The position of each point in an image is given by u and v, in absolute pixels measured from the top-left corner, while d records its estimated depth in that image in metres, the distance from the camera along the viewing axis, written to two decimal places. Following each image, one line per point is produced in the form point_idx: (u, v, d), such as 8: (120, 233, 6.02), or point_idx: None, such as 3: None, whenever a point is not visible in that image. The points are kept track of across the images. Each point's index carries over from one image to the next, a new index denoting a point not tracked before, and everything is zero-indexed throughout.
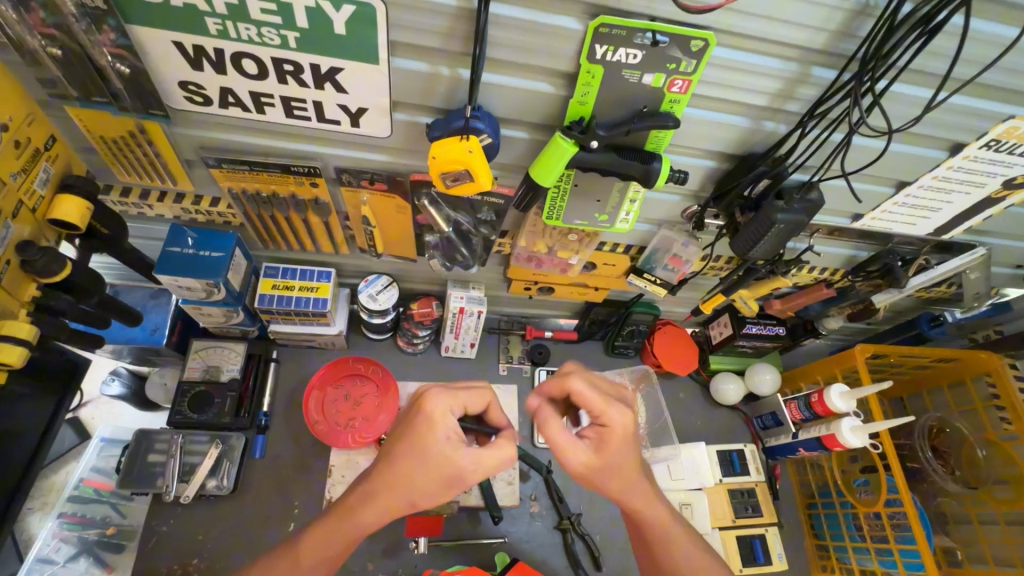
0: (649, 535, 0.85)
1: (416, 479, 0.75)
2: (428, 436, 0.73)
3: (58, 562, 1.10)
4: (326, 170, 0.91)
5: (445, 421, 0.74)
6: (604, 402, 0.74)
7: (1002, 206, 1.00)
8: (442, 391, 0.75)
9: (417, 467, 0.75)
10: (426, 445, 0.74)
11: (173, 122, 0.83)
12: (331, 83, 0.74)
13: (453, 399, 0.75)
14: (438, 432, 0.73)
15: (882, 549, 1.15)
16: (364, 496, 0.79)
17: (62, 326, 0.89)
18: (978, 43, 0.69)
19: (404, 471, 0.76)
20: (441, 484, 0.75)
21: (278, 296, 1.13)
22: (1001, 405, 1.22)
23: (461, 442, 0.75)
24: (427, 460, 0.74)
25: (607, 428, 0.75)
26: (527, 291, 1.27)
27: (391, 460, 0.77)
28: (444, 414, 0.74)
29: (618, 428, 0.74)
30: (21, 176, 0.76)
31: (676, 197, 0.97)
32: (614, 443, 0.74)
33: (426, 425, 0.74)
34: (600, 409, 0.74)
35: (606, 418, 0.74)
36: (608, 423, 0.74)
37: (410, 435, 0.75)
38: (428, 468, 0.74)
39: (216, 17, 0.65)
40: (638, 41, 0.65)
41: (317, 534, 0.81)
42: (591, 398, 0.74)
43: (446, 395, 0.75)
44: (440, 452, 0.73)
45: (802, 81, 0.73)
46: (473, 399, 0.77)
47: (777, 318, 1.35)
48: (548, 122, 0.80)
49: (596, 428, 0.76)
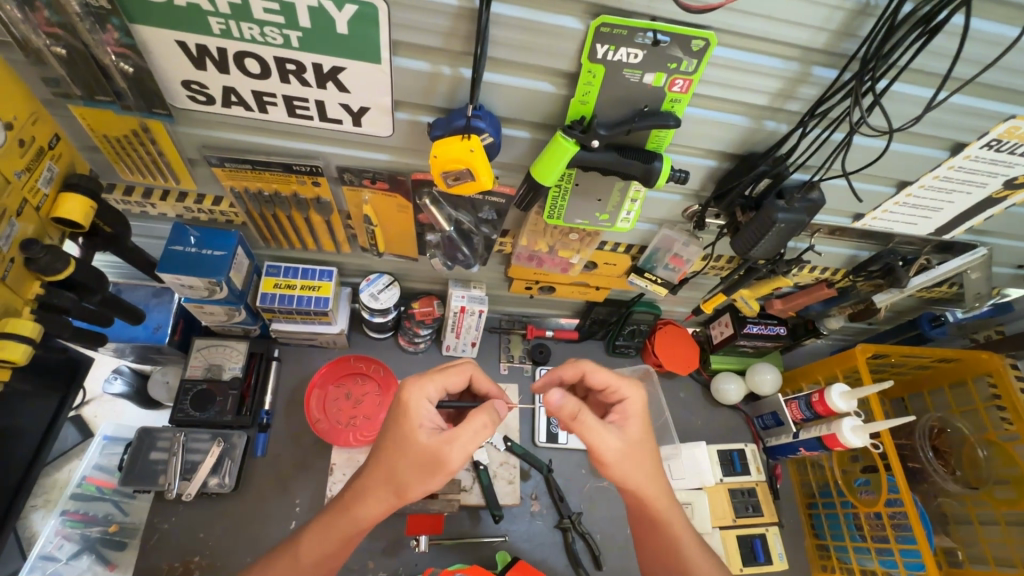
0: (669, 541, 0.87)
1: (402, 474, 0.76)
2: (403, 425, 0.76)
3: (60, 560, 1.10)
4: (328, 169, 0.92)
5: (417, 408, 0.77)
6: (620, 379, 0.86)
7: (1003, 206, 1.00)
8: (414, 381, 0.79)
9: (401, 464, 0.76)
10: (404, 438, 0.76)
11: (177, 121, 0.83)
12: (333, 82, 0.74)
13: (423, 384, 0.79)
14: (413, 420, 0.76)
15: (882, 549, 1.16)
16: (357, 493, 0.80)
17: (65, 325, 0.89)
18: (978, 43, 0.69)
19: (390, 468, 0.77)
20: (425, 472, 0.75)
21: (280, 295, 1.13)
22: (1003, 405, 1.22)
23: (435, 428, 0.77)
24: (408, 452, 0.76)
25: (626, 401, 0.85)
26: (528, 291, 1.27)
27: (377, 460, 0.79)
28: (417, 402, 0.77)
29: (637, 400, 0.84)
30: (26, 174, 0.77)
31: (676, 196, 0.97)
32: (635, 416, 0.83)
33: (401, 417, 0.77)
34: (617, 383, 0.85)
35: (624, 393, 0.85)
36: (626, 398, 0.85)
37: (390, 430, 0.78)
38: (410, 461, 0.76)
39: (219, 16, 0.66)
40: (638, 41, 0.66)
41: (317, 531, 0.82)
42: (607, 376, 0.86)
43: (418, 383, 0.79)
44: (417, 440, 0.75)
45: (802, 80, 0.73)
46: (446, 380, 0.81)
47: (778, 317, 1.35)
48: (549, 121, 0.80)
49: (615, 409, 0.85)
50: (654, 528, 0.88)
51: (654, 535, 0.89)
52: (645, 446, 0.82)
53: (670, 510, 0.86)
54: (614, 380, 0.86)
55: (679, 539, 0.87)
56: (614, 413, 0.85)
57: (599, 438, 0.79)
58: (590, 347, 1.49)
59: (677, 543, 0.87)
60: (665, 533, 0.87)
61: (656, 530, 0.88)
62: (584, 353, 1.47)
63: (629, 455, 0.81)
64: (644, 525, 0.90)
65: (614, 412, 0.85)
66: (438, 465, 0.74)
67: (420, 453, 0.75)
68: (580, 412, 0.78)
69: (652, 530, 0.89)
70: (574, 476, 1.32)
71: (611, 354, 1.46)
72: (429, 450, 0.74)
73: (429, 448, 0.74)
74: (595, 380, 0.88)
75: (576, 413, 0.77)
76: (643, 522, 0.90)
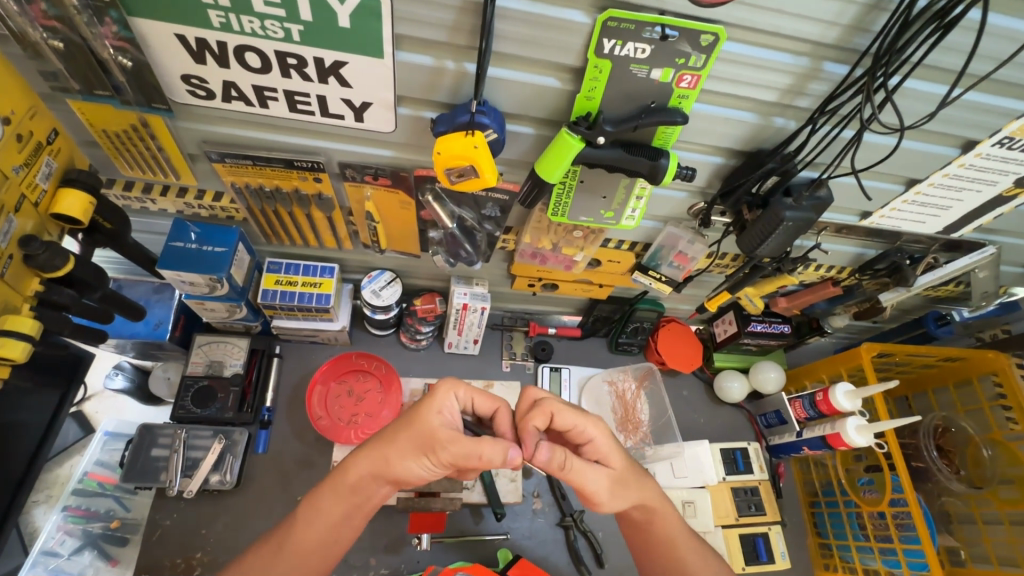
0: (662, 538, 0.89)
1: (398, 442, 0.78)
2: (424, 403, 0.77)
3: (62, 555, 1.11)
4: (329, 165, 0.91)
5: (445, 398, 0.78)
6: (585, 416, 0.80)
7: (1013, 204, 0.98)
8: (454, 376, 0.80)
9: (402, 432, 0.78)
10: (419, 413, 0.77)
11: (176, 116, 0.82)
12: (335, 77, 0.73)
13: (461, 385, 0.79)
14: (434, 402, 0.77)
15: (885, 548, 1.15)
16: (353, 452, 0.83)
17: (64, 321, 0.88)
18: (995, 39, 0.67)
19: (391, 433, 0.79)
20: (417, 449, 0.77)
21: (282, 292, 1.12)
22: (1007, 405, 1.21)
23: (452, 420, 0.77)
24: (414, 427, 0.77)
25: (596, 440, 0.81)
26: (531, 288, 1.26)
27: (387, 424, 0.82)
28: (448, 391, 0.78)
29: (605, 438, 0.81)
30: (25, 169, 0.76)
31: (682, 194, 0.96)
32: (612, 450, 0.82)
33: (426, 395, 0.78)
34: (585, 422, 0.79)
35: (589, 432, 0.80)
36: (593, 437, 0.81)
37: (412, 405, 0.80)
38: (411, 433, 0.77)
39: (218, 9, 0.65)
40: (646, 36, 0.64)
41: (311, 498, 0.83)
42: (573, 418, 0.79)
43: (459, 378, 0.80)
44: (428, 419, 0.76)
45: (812, 76, 0.72)
46: (479, 396, 0.82)
47: (782, 316, 1.34)
48: (554, 116, 0.79)
49: (589, 448, 0.82)
50: (647, 527, 0.89)
51: (647, 536, 0.90)
52: (627, 468, 0.84)
53: (663, 503, 0.88)
54: (577, 419, 0.80)
55: (673, 539, 0.89)
56: (586, 447, 0.83)
57: (585, 480, 0.79)
58: (593, 344, 1.48)
59: (670, 537, 0.88)
60: (658, 530, 0.89)
61: (649, 527, 0.89)
62: (586, 351, 1.46)
63: (615, 485, 0.82)
64: (638, 531, 0.91)
65: (589, 450, 0.82)
66: (430, 448, 0.76)
67: (422, 428, 0.76)
68: (565, 461, 0.76)
69: (647, 531, 0.89)
70: None
71: (614, 352, 1.46)
72: (432, 434, 0.75)
73: (433, 430, 0.75)
74: (562, 421, 0.80)
75: (564, 463, 0.76)
76: (638, 527, 0.90)
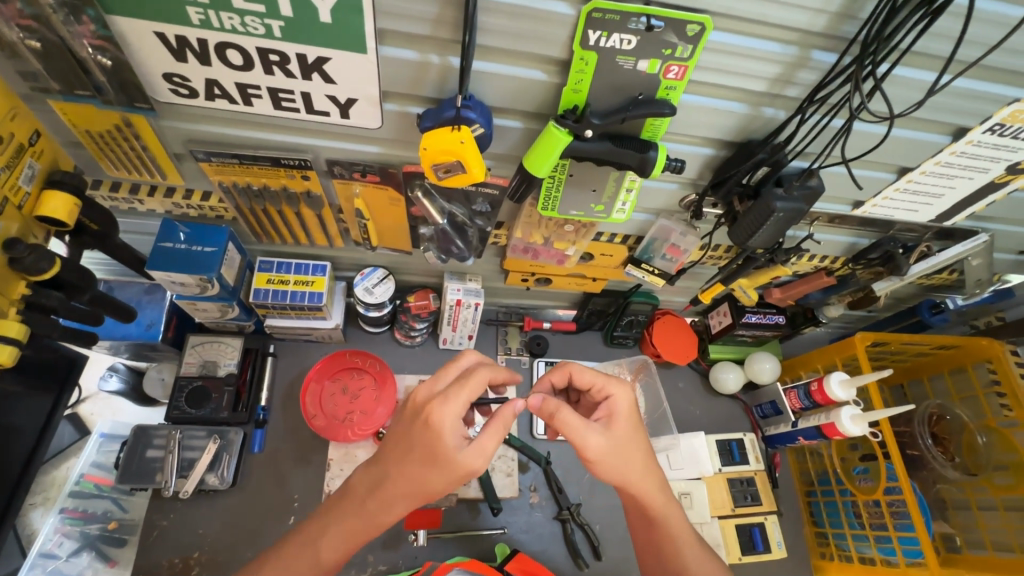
0: (668, 534, 0.86)
1: (432, 483, 0.76)
2: (436, 445, 0.73)
3: (61, 557, 1.11)
4: (317, 162, 0.90)
5: (452, 429, 0.73)
6: (606, 377, 0.84)
7: (1006, 190, 0.98)
8: (443, 399, 0.73)
9: (432, 476, 0.75)
10: (437, 454, 0.74)
11: (160, 116, 0.82)
12: (318, 74, 0.72)
13: (458, 406, 0.74)
14: (447, 439, 0.73)
15: (881, 536, 1.16)
16: (382, 499, 0.79)
17: (54, 324, 0.87)
18: (984, 24, 0.67)
19: (417, 475, 0.76)
20: (455, 481, 0.76)
21: (274, 291, 1.12)
22: (1002, 392, 1.21)
23: (467, 439, 0.75)
24: (440, 467, 0.74)
25: (613, 400, 0.82)
26: (524, 282, 1.26)
27: (403, 466, 0.77)
28: (451, 423, 0.73)
29: (622, 398, 0.82)
30: (6, 172, 0.75)
31: (673, 185, 0.95)
32: (622, 413, 0.81)
33: (435, 438, 0.73)
34: (603, 382, 0.83)
35: (609, 392, 0.83)
36: (612, 396, 0.83)
37: (419, 442, 0.75)
38: (443, 474, 0.75)
39: (198, 6, 0.64)
40: (632, 26, 0.64)
41: (341, 525, 0.81)
42: (592, 376, 0.84)
43: (450, 405, 0.74)
44: (454, 459, 0.73)
45: (801, 65, 0.71)
46: (473, 395, 0.75)
47: (777, 306, 1.34)
48: (540, 110, 0.78)
49: (601, 407, 0.83)
50: (650, 527, 0.88)
51: (653, 533, 0.88)
52: (634, 443, 0.80)
53: (665, 506, 0.85)
54: (598, 379, 0.84)
55: (676, 540, 0.86)
56: (599, 411, 0.83)
57: (579, 436, 0.78)
58: (588, 338, 1.47)
59: (675, 539, 0.86)
60: (663, 531, 0.86)
61: (653, 527, 0.87)
62: (582, 345, 1.46)
63: (616, 453, 0.79)
64: (644, 529, 0.89)
65: (600, 410, 0.82)
66: (470, 475, 0.75)
67: (450, 467, 0.74)
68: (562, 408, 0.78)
69: (650, 526, 0.87)
70: (572, 468, 1.32)
71: (609, 346, 1.45)
72: (464, 467, 0.74)
73: (463, 465, 0.74)
74: (580, 379, 0.86)
75: (555, 409, 0.78)
76: (640, 521, 0.89)
